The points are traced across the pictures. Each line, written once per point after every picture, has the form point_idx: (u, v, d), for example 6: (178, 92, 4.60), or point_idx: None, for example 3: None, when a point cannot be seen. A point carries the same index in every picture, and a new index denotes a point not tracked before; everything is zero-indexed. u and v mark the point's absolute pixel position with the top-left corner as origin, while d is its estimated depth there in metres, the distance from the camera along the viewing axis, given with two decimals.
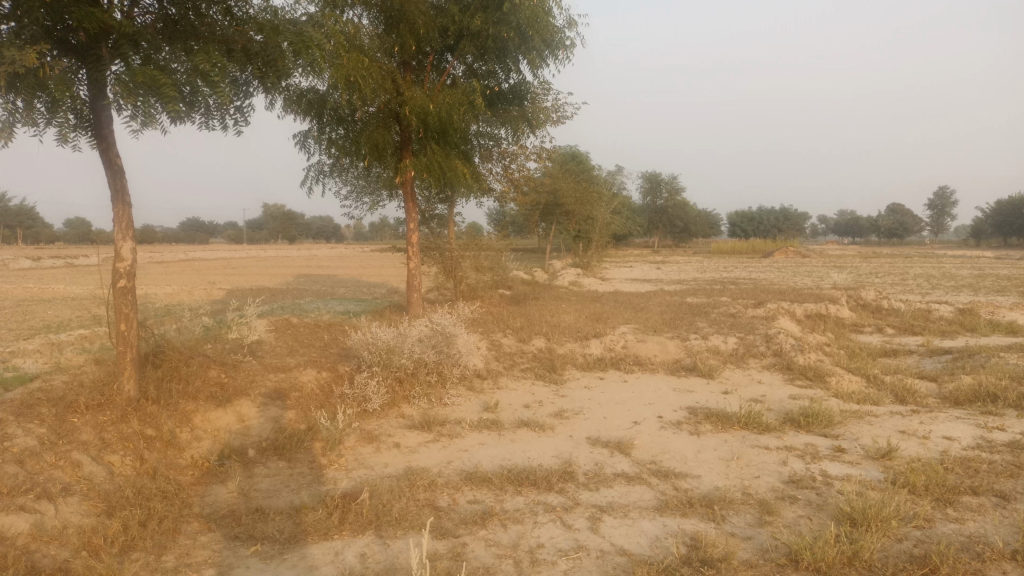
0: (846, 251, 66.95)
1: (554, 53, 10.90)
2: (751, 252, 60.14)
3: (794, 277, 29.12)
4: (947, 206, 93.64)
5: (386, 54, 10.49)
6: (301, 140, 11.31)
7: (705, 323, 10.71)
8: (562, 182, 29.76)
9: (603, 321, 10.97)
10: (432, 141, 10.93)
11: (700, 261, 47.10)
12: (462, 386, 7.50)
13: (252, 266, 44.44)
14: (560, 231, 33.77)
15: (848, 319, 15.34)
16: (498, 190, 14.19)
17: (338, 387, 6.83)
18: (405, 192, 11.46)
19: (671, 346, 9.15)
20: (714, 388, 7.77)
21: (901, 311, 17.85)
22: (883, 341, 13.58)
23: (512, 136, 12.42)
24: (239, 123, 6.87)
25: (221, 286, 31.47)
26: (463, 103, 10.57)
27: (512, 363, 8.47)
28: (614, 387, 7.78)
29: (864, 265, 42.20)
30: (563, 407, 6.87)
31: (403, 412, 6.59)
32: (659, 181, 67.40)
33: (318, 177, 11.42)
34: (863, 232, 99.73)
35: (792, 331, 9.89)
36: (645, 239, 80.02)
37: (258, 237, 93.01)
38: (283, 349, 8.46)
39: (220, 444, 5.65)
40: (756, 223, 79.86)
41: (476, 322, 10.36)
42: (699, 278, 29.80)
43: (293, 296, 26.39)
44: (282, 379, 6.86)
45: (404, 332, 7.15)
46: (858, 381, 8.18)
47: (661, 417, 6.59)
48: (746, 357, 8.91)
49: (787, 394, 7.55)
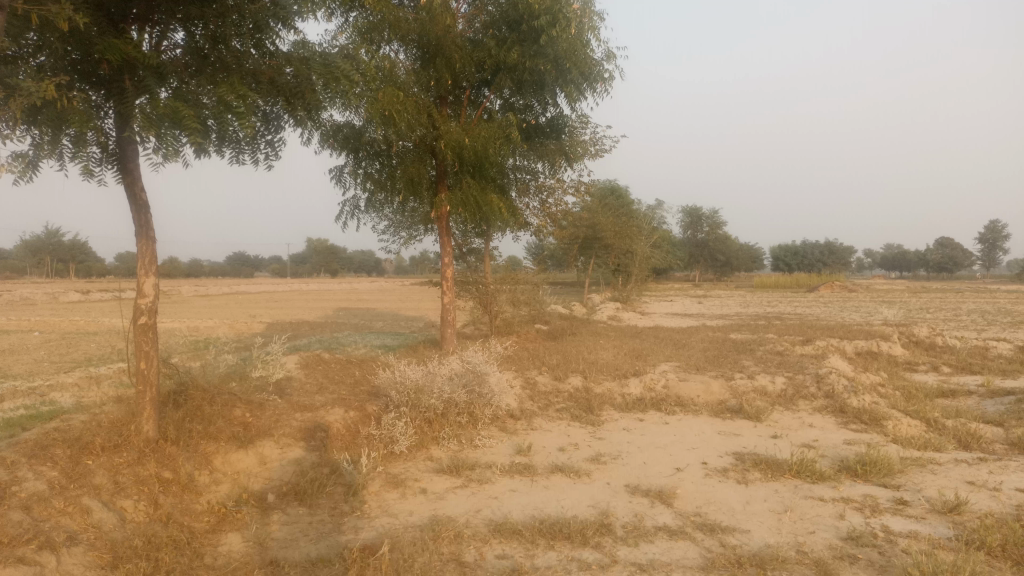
0: (894, 285, 65.27)
1: (593, 86, 10.69)
2: (795, 287, 58.91)
3: (842, 313, 28.26)
4: (999, 239, 90.97)
5: (423, 88, 10.40)
6: (336, 175, 11.23)
7: (750, 361, 10.24)
8: (601, 216, 29.48)
9: (643, 358, 10.57)
10: (468, 174, 10.75)
11: (743, 296, 46.25)
12: (495, 426, 7.17)
13: (293, 300, 44.84)
14: (599, 265, 33.41)
15: (901, 357, 14.66)
16: (535, 224, 13.96)
17: (364, 428, 6.56)
18: (440, 226, 11.29)
19: (715, 385, 8.71)
20: (761, 432, 7.32)
21: (957, 348, 17.05)
22: (940, 380, 12.90)
23: (549, 169, 12.20)
24: (270, 157, 6.75)
25: (262, 319, 31.73)
26: (499, 136, 10.38)
27: (548, 403, 8.13)
28: (654, 430, 7.38)
29: (913, 301, 40.94)
30: (600, 451, 6.50)
31: (431, 454, 6.29)
32: (700, 214, 66.72)
33: (353, 211, 11.29)
34: (911, 266, 97.32)
35: (844, 370, 9.38)
36: (686, 274, 79.11)
37: (300, 271, 94.28)
38: (312, 386, 8.25)
39: (240, 488, 5.41)
40: (799, 257, 78.45)
41: (511, 358, 10.05)
42: (742, 313, 29.12)
43: (331, 330, 26.40)
44: (307, 419, 6.62)
45: (434, 371, 6.88)
46: (917, 425, 7.64)
47: (705, 464, 6.17)
48: (795, 398, 8.43)
49: (841, 438, 7.07)
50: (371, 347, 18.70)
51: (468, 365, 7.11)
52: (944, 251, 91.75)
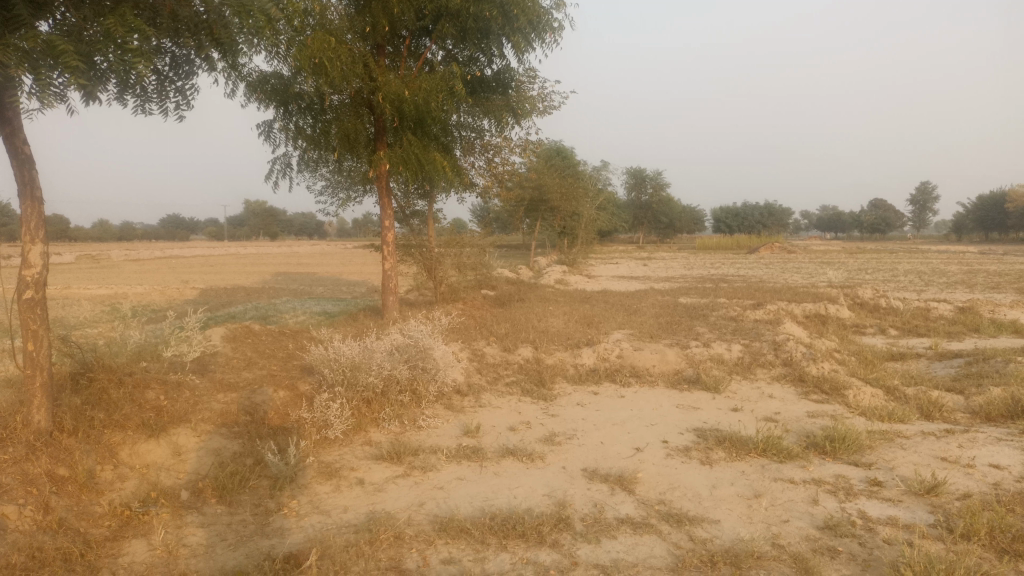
0: (831, 246, 66.63)
1: (541, 37, 10.05)
2: (736, 248, 59.56)
3: (785, 274, 28.41)
4: (930, 202, 93.77)
5: (358, 35, 9.60)
6: (265, 130, 10.38)
7: (705, 327, 9.90)
8: (547, 177, 28.97)
9: (595, 326, 10.13)
10: (408, 131, 10.05)
11: (687, 258, 46.54)
12: (440, 404, 6.63)
13: (230, 265, 43.23)
14: (546, 228, 32.96)
15: (849, 320, 14.60)
16: (481, 185, 13.32)
17: (295, 410, 5.94)
18: (379, 187, 10.58)
19: (671, 355, 8.33)
20: (721, 404, 6.96)
21: (900, 310, 17.16)
22: (888, 343, 12.85)
23: (495, 126, 11.56)
24: (180, 106, 6.00)
25: (196, 285, 30.43)
26: (442, 89, 9.68)
27: (496, 376, 7.62)
28: (610, 404, 6.94)
29: (850, 262, 41.78)
30: (554, 431, 6.03)
31: (370, 437, 5.71)
32: (644, 176, 66.68)
33: (284, 170, 10.47)
34: (847, 227, 99.74)
35: (801, 337, 9.11)
36: (630, 236, 79.43)
37: (239, 234, 91.60)
38: (240, 364, 7.56)
39: (150, 483, 4.77)
40: (741, 219, 79.40)
41: (457, 328, 9.49)
42: (687, 275, 29.07)
43: (268, 296, 25.37)
44: (231, 402, 5.96)
45: (372, 346, 6.29)
46: (878, 395, 7.38)
47: (666, 443, 5.75)
48: (753, 367, 8.10)
49: (803, 411, 6.75)
50: (310, 314, 17.90)
51: (412, 338, 6.53)
52: (878, 213, 94.12)
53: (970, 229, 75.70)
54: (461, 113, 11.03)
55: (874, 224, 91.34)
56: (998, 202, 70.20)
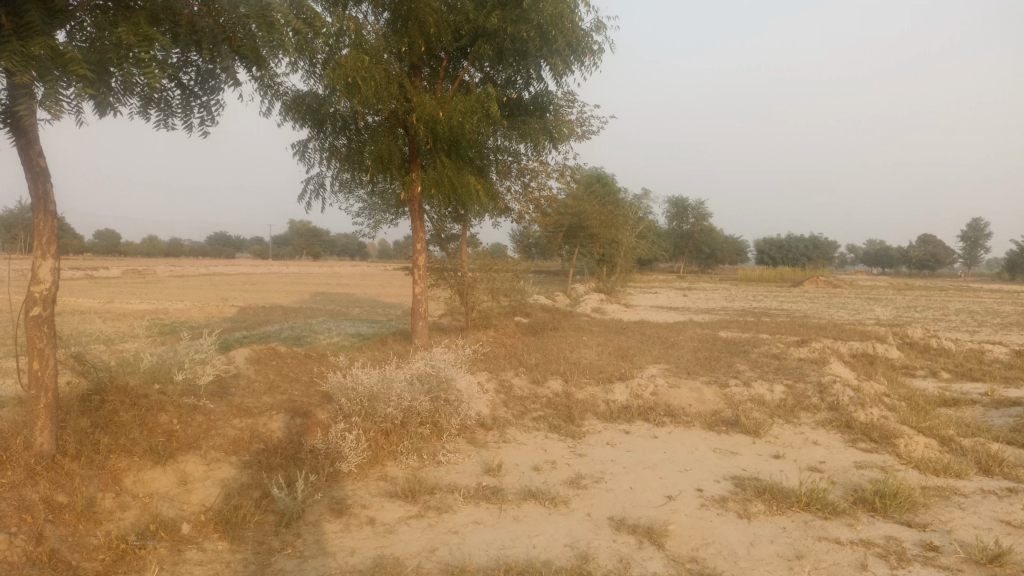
0: (877, 282, 65.08)
1: (580, 60, 9.85)
2: (779, 281, 58.42)
3: (830, 310, 27.62)
4: (982, 239, 91.27)
5: (394, 55, 9.51)
6: (300, 149, 10.32)
7: (745, 365, 9.45)
8: (587, 204, 28.74)
9: (629, 359, 9.75)
10: (442, 153, 9.89)
11: (727, 289, 45.79)
12: (462, 438, 6.33)
13: (270, 283, 43.64)
14: (584, 255, 32.65)
15: (898, 361, 13.96)
16: (516, 210, 13.09)
17: (310, 440, 5.69)
18: (411, 209, 10.43)
19: (708, 393, 7.92)
20: (760, 450, 6.53)
21: (952, 352, 16.43)
22: (940, 387, 12.21)
23: (532, 150, 11.35)
24: (206, 122, 5.87)
25: (234, 302, 30.73)
26: (476, 110, 9.51)
27: (523, 410, 7.30)
28: (642, 445, 6.57)
29: (897, 299, 40.62)
30: (580, 473, 5.67)
31: (386, 472, 5.43)
32: (686, 206, 66.04)
33: (318, 190, 10.38)
34: (894, 263, 97.55)
35: (848, 379, 8.62)
36: (671, 265, 78.62)
37: (282, 253, 93.01)
38: (260, 388, 7.37)
39: (152, 513, 4.54)
40: (785, 251, 78.05)
41: (486, 357, 9.21)
42: (728, 308, 28.44)
43: (304, 315, 25.41)
44: (246, 431, 5.74)
45: (393, 375, 6.03)
46: (932, 446, 6.88)
47: (701, 491, 5.36)
48: (796, 410, 7.65)
49: (850, 461, 6.30)
50: (343, 335, 17.80)
51: (435, 368, 6.27)
52: (928, 249, 91.79)
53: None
54: (498, 137, 10.86)
55: (923, 260, 89.06)
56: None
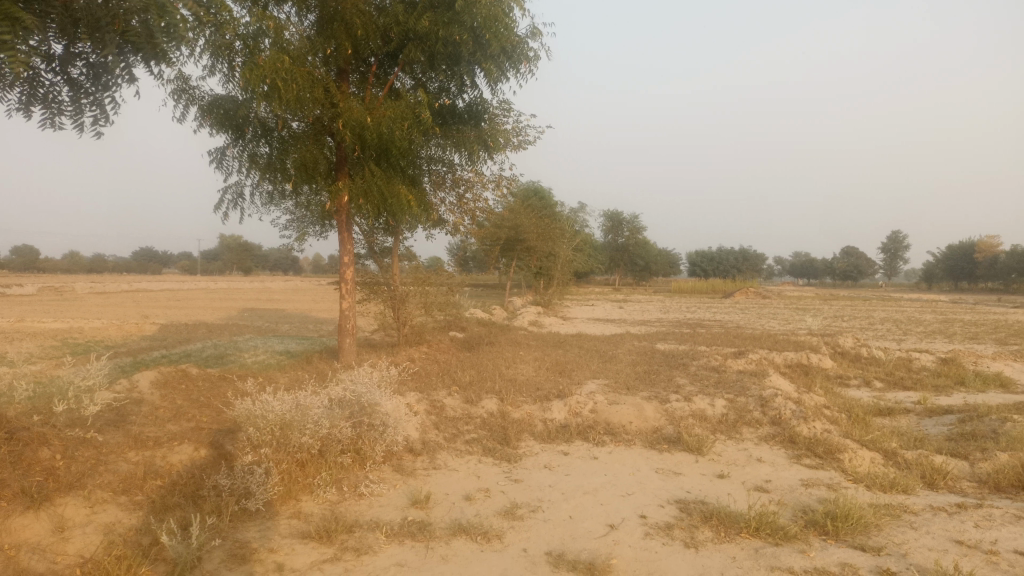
0: (804, 293, 66.77)
1: (516, 66, 9.50)
2: (712, 293, 59.34)
3: (762, 321, 27.97)
4: (901, 250, 94.90)
5: (319, 58, 8.97)
6: (217, 156, 9.65)
7: (685, 378, 9.18)
8: (523, 217, 28.48)
9: (567, 374, 9.38)
10: (371, 161, 9.36)
11: (662, 301, 46.17)
12: (387, 466, 5.82)
13: (196, 300, 42.07)
14: (521, 268, 32.33)
15: (833, 371, 13.98)
16: (450, 221, 12.61)
17: (216, 474, 5.10)
18: (338, 220, 9.87)
19: (649, 409, 7.59)
20: (704, 470, 6.22)
21: (882, 361, 16.63)
22: (875, 397, 12.22)
23: (466, 160, 10.93)
24: (99, 121, 5.26)
25: (154, 320, 29.30)
26: (407, 117, 9.03)
27: (456, 432, 6.82)
28: (582, 467, 6.17)
29: (825, 309, 41.60)
30: (516, 502, 5.23)
31: (300, 509, 4.88)
32: (621, 219, 66.67)
33: (236, 201, 9.72)
34: (820, 274, 100.57)
35: (789, 391, 8.43)
36: (606, 278, 79.15)
37: (210, 268, 90.19)
38: (164, 416, 6.68)
39: (18, 567, 3.89)
40: (717, 263, 79.60)
41: (416, 375, 8.71)
42: (664, 319, 28.48)
43: (229, 333, 24.34)
44: (140, 468, 5.11)
45: (310, 400, 5.50)
46: (876, 461, 6.68)
47: (645, 519, 4.99)
48: (739, 425, 7.38)
49: (796, 479, 6.03)
50: (268, 353, 17.01)
51: (357, 391, 5.75)
52: (851, 260, 95.04)
53: (941, 278, 76.46)
54: (431, 145, 10.41)
55: (847, 271, 92.06)
56: (968, 253, 71.18)
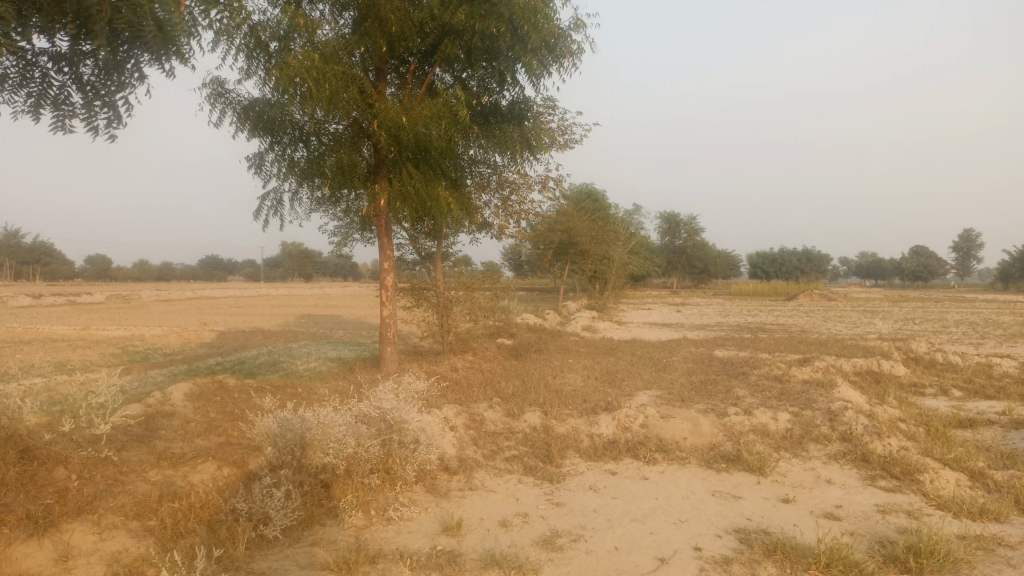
0: (870, 294, 64.41)
1: (559, 61, 9.11)
2: (772, 295, 57.68)
3: (826, 324, 26.86)
4: (973, 249, 90.97)
5: (353, 58, 8.74)
6: (255, 162, 9.47)
7: (745, 389, 8.56)
8: (576, 220, 27.95)
9: (617, 385, 8.87)
10: (409, 162, 9.07)
11: (720, 304, 44.98)
12: (420, 487, 5.43)
13: (255, 306, 42.69)
14: (575, 272, 31.77)
15: (906, 379, 13.09)
16: (496, 225, 12.22)
17: (235, 497, 4.79)
18: (378, 224, 9.59)
19: (705, 423, 7.03)
20: (767, 493, 5.65)
21: (960, 367, 15.58)
22: (954, 407, 11.35)
23: (510, 160, 10.56)
24: (113, 123, 5.05)
25: (212, 327, 29.72)
26: (444, 115, 8.71)
27: (496, 448, 6.40)
28: (630, 489, 5.68)
29: (895, 311, 39.85)
30: (556, 529, 4.78)
31: (321, 535, 4.52)
32: (678, 221, 65.43)
33: (275, 207, 9.51)
34: (887, 274, 97.16)
35: (860, 403, 7.75)
36: (663, 281, 77.81)
37: (272, 276, 92.03)
38: (193, 432, 6.43)
39: None
40: (778, 265, 77.46)
41: (457, 387, 8.32)
42: (723, 323, 27.58)
43: (284, 339, 24.45)
44: (156, 491, 4.83)
45: (335, 418, 5.16)
46: (961, 483, 6.01)
47: (699, 551, 4.48)
48: (804, 441, 6.77)
49: (871, 504, 5.42)
50: (319, 360, 16.94)
51: (386, 408, 5.39)
52: (920, 260, 91.51)
53: (1018, 277, 72.87)
54: (473, 146, 10.08)
55: (916, 270, 88.55)
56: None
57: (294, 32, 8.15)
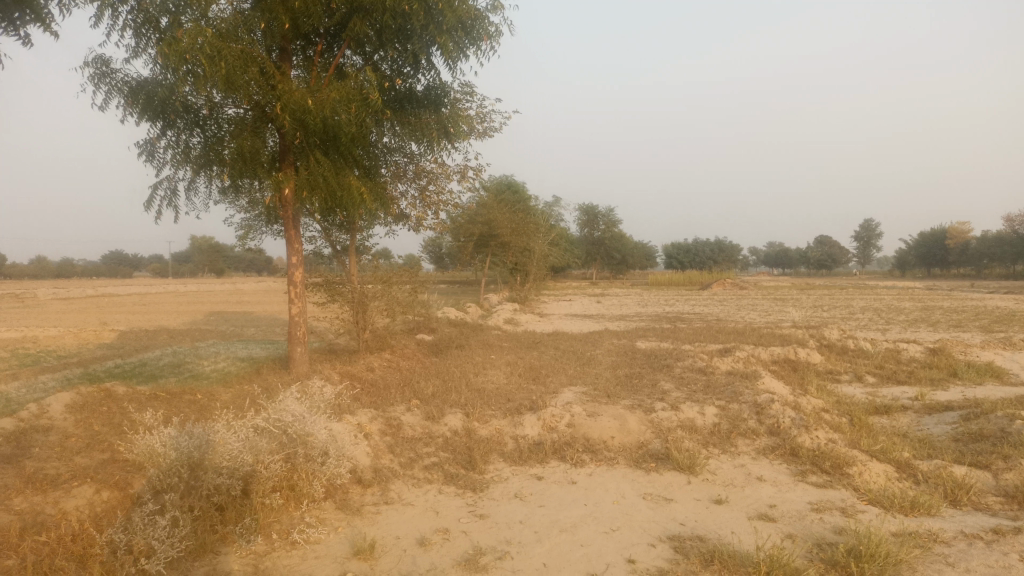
0: (780, 282, 66.64)
1: (475, 43, 8.69)
2: (688, 285, 58.89)
3: (741, 312, 27.41)
4: (873, 238, 95.44)
5: (253, 35, 8.08)
6: (147, 149, 8.69)
7: (671, 383, 8.37)
8: (497, 211, 27.62)
9: (541, 382, 8.54)
10: (318, 149, 8.49)
11: (638, 294, 45.55)
12: (329, 504, 4.95)
13: (162, 303, 40.73)
14: (495, 264, 31.44)
15: (822, 366, 13.29)
16: (413, 217, 11.70)
17: (112, 526, 4.21)
18: (284, 215, 8.93)
19: (632, 420, 6.78)
20: (699, 493, 5.42)
21: (870, 353, 15.98)
22: (869, 393, 11.54)
23: (426, 147, 10.08)
24: None
25: (113, 326, 28.02)
26: (355, 98, 8.18)
27: (414, 455, 5.96)
28: (558, 495, 5.35)
29: (804, 298, 41.21)
30: (479, 545, 4.40)
31: (214, 566, 4.00)
32: (597, 212, 66.05)
33: (170, 198, 8.75)
34: (795, 263, 100.94)
35: (785, 395, 7.66)
36: (583, 272, 78.45)
37: (181, 272, 88.39)
38: (70, 448, 5.74)
39: None
40: (693, 255, 79.27)
41: (373, 388, 7.82)
42: (642, 313, 27.80)
43: (191, 338, 23.21)
44: (17, 523, 4.21)
45: (228, 433, 4.61)
46: (889, 475, 5.94)
47: (633, 562, 4.18)
48: (733, 436, 6.60)
49: (804, 502, 5.26)
50: (228, 360, 16.04)
51: (287, 419, 4.88)
52: (825, 249, 95.35)
53: (914, 265, 76.81)
54: (386, 133, 9.58)
55: (821, 259, 92.11)
56: (940, 240, 71.49)
57: (185, 5, 7.48)
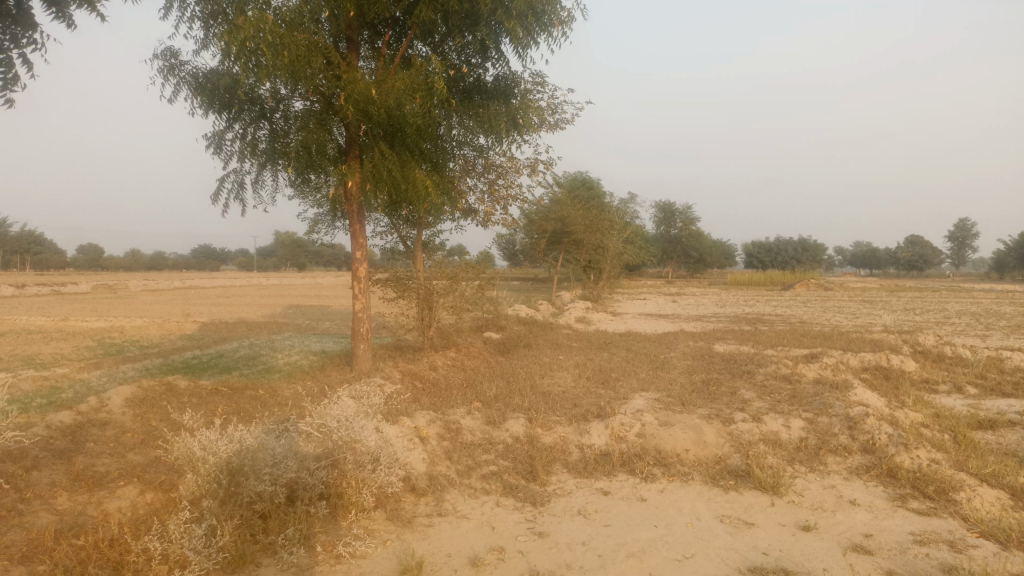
0: (867, 283, 63.77)
1: (547, 29, 8.29)
2: (768, 285, 56.99)
3: (826, 315, 26.15)
4: (969, 238, 90.45)
5: (318, 23, 7.90)
6: (214, 141, 8.63)
7: (751, 391, 7.77)
8: (571, 208, 27.15)
9: (610, 386, 8.08)
10: (383, 141, 8.26)
11: (716, 294, 44.31)
12: (380, 515, 4.64)
13: (244, 296, 41.88)
14: (568, 262, 30.97)
15: (917, 375, 12.34)
16: (481, 212, 11.38)
17: (151, 532, 4.01)
18: (348, 208, 8.71)
19: (709, 431, 6.26)
20: (784, 517, 4.88)
21: (971, 361, 14.82)
22: (971, 406, 10.59)
23: (495, 140, 9.73)
24: None
25: (195, 318, 28.87)
26: (420, 88, 7.90)
27: (472, 463, 5.61)
28: (626, 513, 4.91)
29: (894, 300, 39.17)
30: (536, 568, 4.00)
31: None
32: (673, 210, 64.70)
33: (237, 191, 8.67)
34: (883, 264, 96.68)
35: (880, 408, 6.98)
36: (659, 271, 77.00)
37: (264, 266, 91.16)
38: (123, 444, 5.63)
39: None
40: (774, 254, 76.78)
41: (434, 388, 7.52)
42: (721, 314, 26.85)
43: (267, 331, 23.63)
44: (57, 524, 4.06)
45: (268, 438, 4.38)
46: (1005, 503, 5.25)
47: None
48: (822, 453, 6.00)
49: (905, 533, 4.66)
50: (300, 354, 16.12)
51: (332, 425, 4.59)
52: (915, 249, 90.95)
53: (1014, 267, 72.36)
54: (454, 125, 9.28)
55: (912, 260, 87.90)
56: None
57: None
